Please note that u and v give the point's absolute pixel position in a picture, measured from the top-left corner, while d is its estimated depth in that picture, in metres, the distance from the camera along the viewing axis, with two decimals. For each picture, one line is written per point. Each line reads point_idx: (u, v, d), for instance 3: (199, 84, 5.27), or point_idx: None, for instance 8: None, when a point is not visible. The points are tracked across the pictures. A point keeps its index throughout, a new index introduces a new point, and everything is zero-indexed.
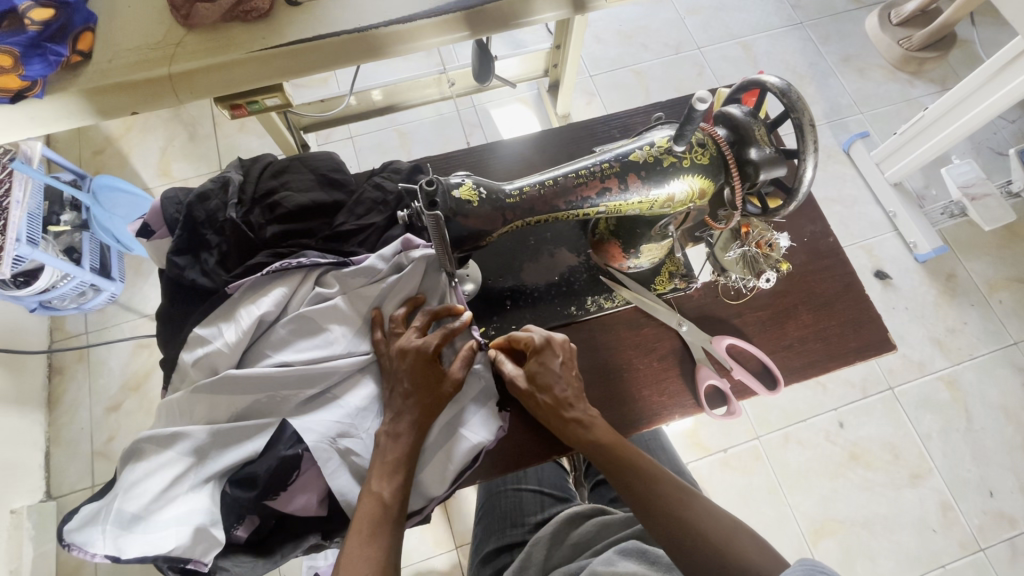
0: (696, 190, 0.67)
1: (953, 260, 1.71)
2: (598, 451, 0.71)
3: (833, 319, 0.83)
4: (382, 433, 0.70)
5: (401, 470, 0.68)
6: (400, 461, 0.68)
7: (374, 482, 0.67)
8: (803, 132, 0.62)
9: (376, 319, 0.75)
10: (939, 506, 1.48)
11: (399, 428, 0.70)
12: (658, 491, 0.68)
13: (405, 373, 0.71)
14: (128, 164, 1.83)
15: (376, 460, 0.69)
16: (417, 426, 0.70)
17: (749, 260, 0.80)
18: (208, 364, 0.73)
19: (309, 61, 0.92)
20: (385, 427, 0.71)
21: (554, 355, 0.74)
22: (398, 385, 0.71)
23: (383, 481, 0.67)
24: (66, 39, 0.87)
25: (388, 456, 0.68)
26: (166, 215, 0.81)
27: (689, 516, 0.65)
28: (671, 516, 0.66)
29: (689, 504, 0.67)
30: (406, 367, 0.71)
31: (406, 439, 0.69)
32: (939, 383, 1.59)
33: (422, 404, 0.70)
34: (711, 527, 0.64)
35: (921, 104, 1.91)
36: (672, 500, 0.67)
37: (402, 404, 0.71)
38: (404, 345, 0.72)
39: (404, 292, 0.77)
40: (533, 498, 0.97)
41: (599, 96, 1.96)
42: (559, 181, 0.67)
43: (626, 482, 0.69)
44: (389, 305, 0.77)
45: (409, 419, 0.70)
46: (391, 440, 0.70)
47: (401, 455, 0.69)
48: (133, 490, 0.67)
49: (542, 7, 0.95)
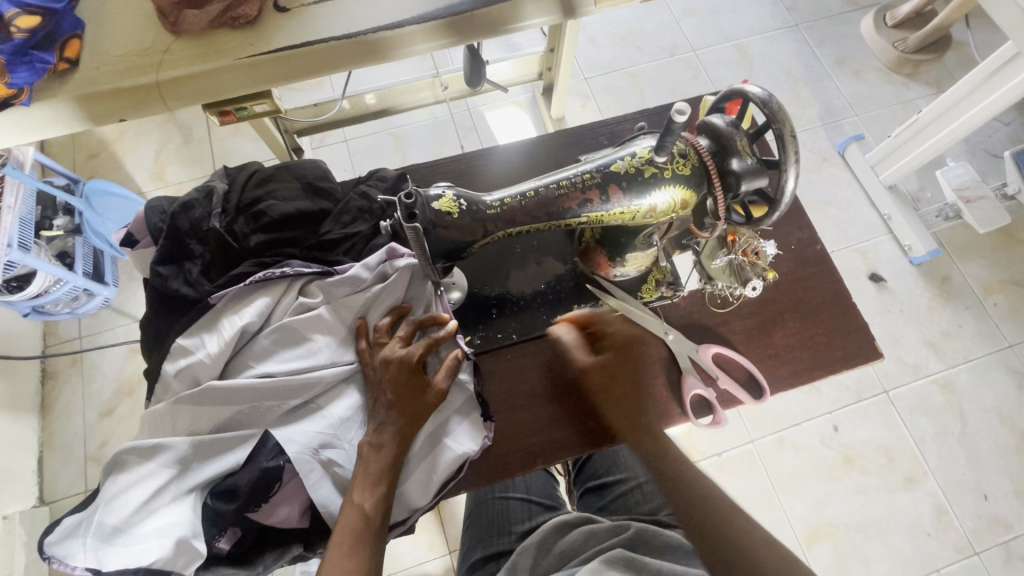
0: (678, 201, 0.67)
1: (948, 262, 1.71)
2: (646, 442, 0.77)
3: (821, 327, 0.83)
4: (365, 443, 0.70)
5: (384, 480, 0.68)
6: (382, 472, 0.68)
7: (356, 493, 0.67)
8: (784, 143, 0.62)
9: (360, 328, 0.75)
10: (934, 509, 1.47)
11: (382, 439, 0.69)
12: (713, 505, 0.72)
13: (389, 383, 0.71)
14: (122, 168, 1.83)
15: (359, 471, 0.68)
16: (399, 437, 0.69)
17: (736, 269, 0.80)
18: (191, 375, 0.73)
19: (297, 68, 0.92)
20: (368, 438, 0.70)
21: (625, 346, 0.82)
22: (381, 396, 0.71)
23: (365, 492, 0.67)
24: (53, 46, 0.87)
25: (371, 466, 0.68)
26: (151, 224, 0.81)
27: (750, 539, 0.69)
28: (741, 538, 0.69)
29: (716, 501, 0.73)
30: (390, 377, 0.71)
31: (388, 451, 0.69)
32: (934, 386, 1.59)
33: (405, 414, 0.70)
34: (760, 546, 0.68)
35: (916, 107, 1.91)
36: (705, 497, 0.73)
37: (386, 415, 0.70)
38: (389, 354, 0.72)
39: (389, 301, 0.77)
40: (520, 507, 0.97)
41: (594, 98, 1.96)
42: (542, 192, 0.67)
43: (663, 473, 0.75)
44: (374, 314, 0.76)
45: (391, 430, 0.69)
46: (374, 450, 0.69)
47: (383, 466, 0.68)
48: (114, 502, 0.67)
49: (531, 13, 0.95)
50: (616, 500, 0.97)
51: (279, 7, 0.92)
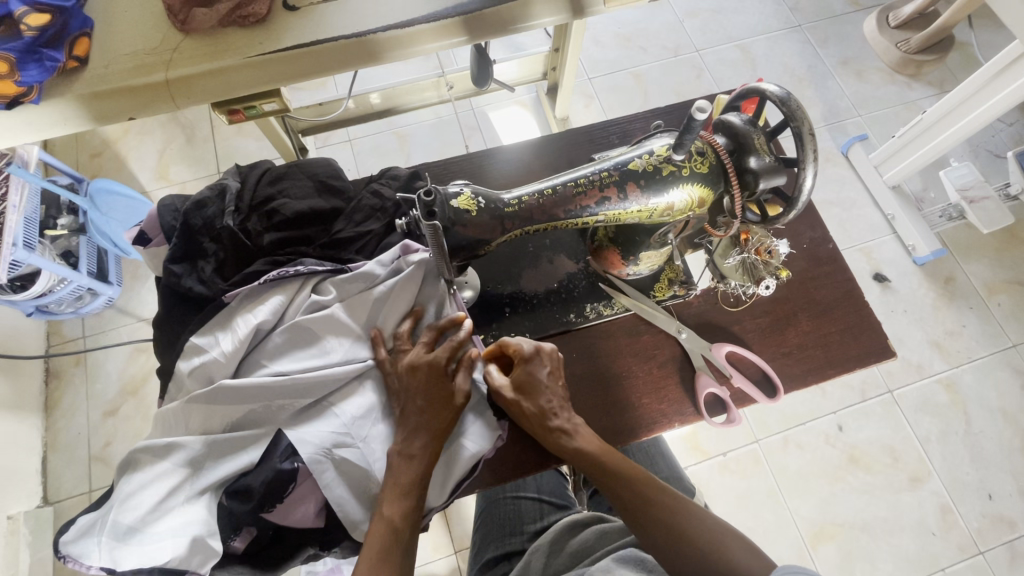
0: (696, 199, 0.67)
1: (951, 262, 1.71)
2: (585, 462, 0.70)
3: (834, 325, 0.83)
4: (393, 452, 0.70)
5: (414, 491, 0.68)
6: (414, 484, 0.68)
7: (385, 505, 0.67)
8: (802, 141, 0.62)
9: (376, 338, 0.75)
10: (938, 509, 1.48)
11: (413, 448, 0.69)
12: (650, 507, 0.67)
13: (417, 389, 0.71)
14: (126, 167, 1.82)
15: (388, 482, 0.68)
16: (431, 447, 0.69)
17: (748, 268, 0.79)
18: (205, 374, 0.73)
19: (307, 67, 0.92)
20: (398, 446, 0.70)
21: (545, 364, 0.73)
22: (412, 403, 0.71)
23: (395, 504, 0.67)
24: (62, 44, 0.86)
25: (401, 478, 0.68)
26: (163, 223, 0.81)
27: (692, 530, 0.65)
28: (687, 534, 0.64)
29: (676, 510, 0.67)
30: (418, 383, 0.71)
31: (419, 461, 0.69)
32: (938, 386, 1.59)
33: (434, 421, 0.70)
34: (704, 533, 0.65)
35: (919, 107, 1.91)
36: (661, 509, 0.67)
37: (415, 423, 0.70)
38: (414, 361, 0.72)
39: (404, 304, 0.76)
40: (532, 506, 0.96)
41: (597, 99, 1.96)
42: (559, 190, 0.67)
43: (615, 494, 0.69)
44: (388, 321, 0.76)
45: (423, 438, 0.69)
46: (404, 460, 0.69)
47: (414, 478, 0.68)
48: (129, 501, 0.66)
49: (541, 12, 0.95)
50: None
51: (290, 5, 0.92)
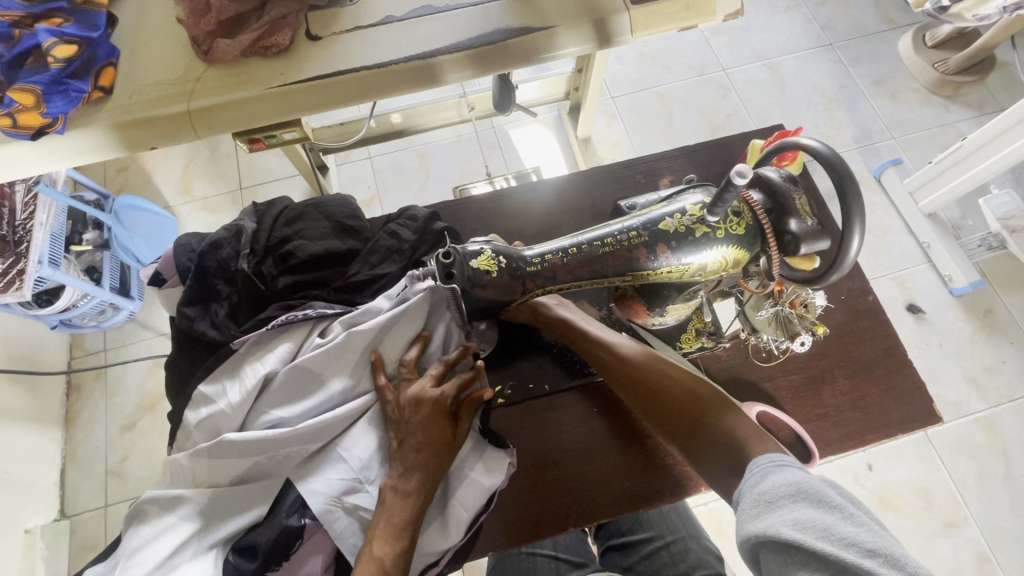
0: (730, 260, 0.64)
1: (990, 294, 1.63)
2: (678, 401, 0.66)
3: (873, 386, 0.78)
4: (388, 488, 0.66)
5: (405, 533, 0.64)
6: (406, 522, 0.64)
7: (375, 544, 0.63)
8: (847, 204, 0.56)
9: (376, 363, 0.72)
10: (975, 558, 1.39)
11: (408, 486, 0.66)
12: (703, 417, 0.64)
13: (419, 424, 0.67)
14: (150, 182, 1.84)
15: (380, 519, 0.65)
16: (426, 484, 0.66)
17: (782, 322, 0.72)
18: (211, 426, 0.72)
19: (326, 98, 0.90)
20: (392, 482, 0.67)
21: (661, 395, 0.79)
22: (410, 436, 0.68)
23: (385, 544, 0.63)
24: (88, 74, 0.86)
25: (394, 516, 0.64)
26: (179, 263, 0.80)
27: (712, 430, 0.62)
28: (722, 446, 0.61)
29: (723, 420, 0.63)
30: (420, 418, 0.68)
31: (414, 500, 0.65)
32: (976, 427, 1.51)
33: (434, 459, 0.67)
34: (733, 429, 0.62)
35: (957, 130, 1.83)
36: (702, 417, 0.64)
37: (413, 459, 0.67)
38: (418, 393, 0.69)
39: (410, 334, 0.74)
40: (547, 565, 0.93)
41: (620, 118, 1.92)
42: (584, 249, 0.65)
43: (673, 415, 0.66)
44: (391, 348, 0.74)
45: (418, 476, 0.66)
46: (398, 497, 0.66)
47: (407, 517, 0.64)
48: (135, 558, 0.66)
49: (566, 41, 0.91)
50: (643, 561, 0.91)
51: (312, 35, 0.91)
